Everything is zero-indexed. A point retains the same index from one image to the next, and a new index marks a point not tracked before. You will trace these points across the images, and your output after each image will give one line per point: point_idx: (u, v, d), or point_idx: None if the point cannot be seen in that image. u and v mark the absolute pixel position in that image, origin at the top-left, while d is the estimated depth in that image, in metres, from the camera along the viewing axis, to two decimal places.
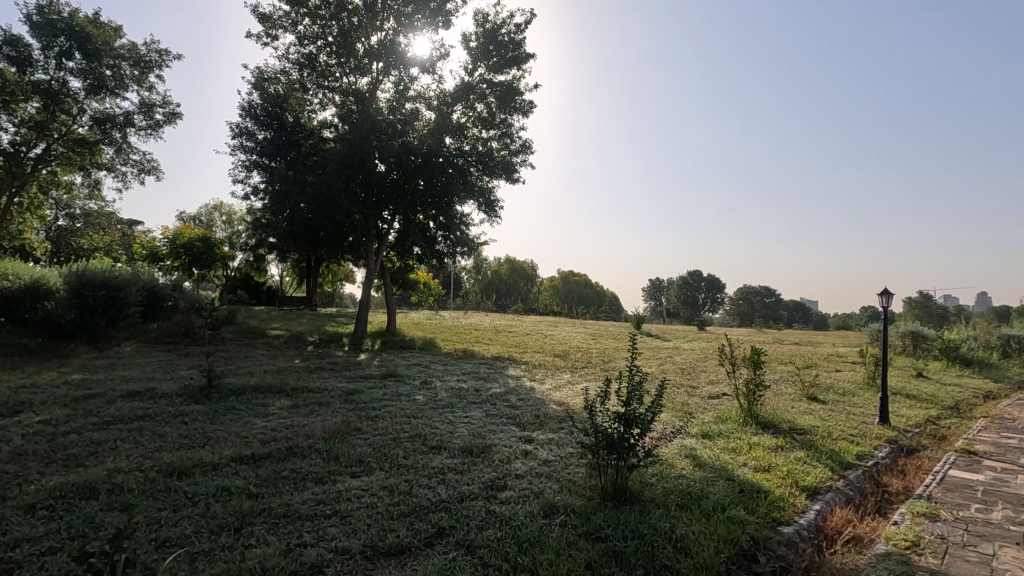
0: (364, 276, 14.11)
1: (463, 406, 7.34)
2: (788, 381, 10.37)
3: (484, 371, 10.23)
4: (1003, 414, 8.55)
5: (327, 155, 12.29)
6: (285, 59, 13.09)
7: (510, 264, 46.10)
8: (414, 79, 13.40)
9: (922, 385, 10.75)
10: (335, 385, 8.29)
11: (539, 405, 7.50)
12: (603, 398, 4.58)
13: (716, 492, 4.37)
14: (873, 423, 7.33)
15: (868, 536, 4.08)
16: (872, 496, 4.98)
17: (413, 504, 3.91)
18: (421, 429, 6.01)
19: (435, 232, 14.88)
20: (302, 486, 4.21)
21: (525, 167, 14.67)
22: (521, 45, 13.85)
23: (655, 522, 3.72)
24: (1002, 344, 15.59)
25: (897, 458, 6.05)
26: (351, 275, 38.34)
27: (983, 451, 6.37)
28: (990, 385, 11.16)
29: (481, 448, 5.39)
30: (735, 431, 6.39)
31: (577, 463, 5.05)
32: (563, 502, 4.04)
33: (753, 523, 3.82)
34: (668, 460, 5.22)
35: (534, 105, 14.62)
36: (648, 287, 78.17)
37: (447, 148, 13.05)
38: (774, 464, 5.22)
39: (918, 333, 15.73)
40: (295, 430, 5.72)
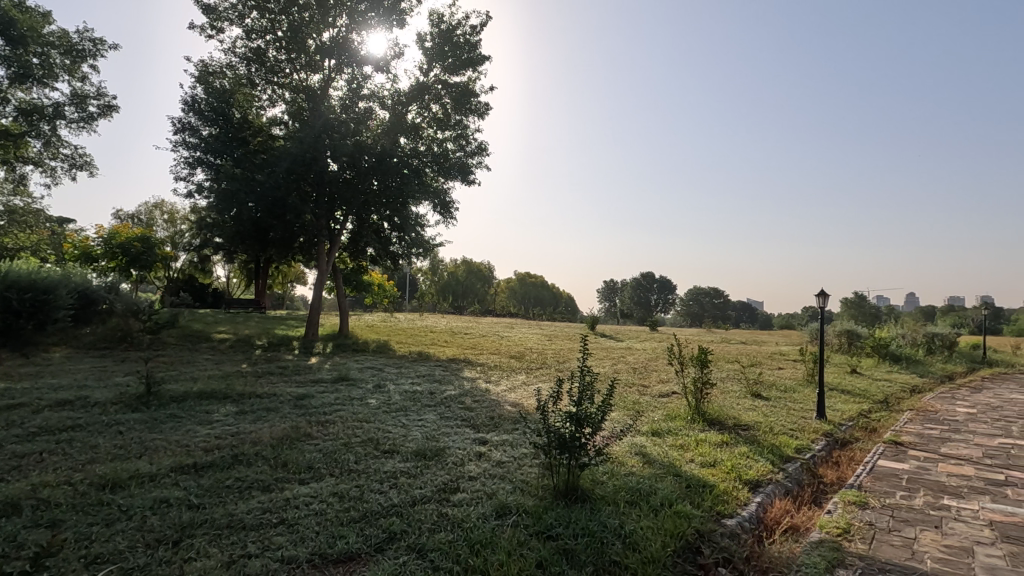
0: (315, 278, 13.76)
1: (417, 409, 7.28)
2: (732, 378, 10.79)
3: (438, 373, 10.16)
4: (927, 407, 9.18)
5: (276, 153, 11.93)
6: (231, 53, 12.63)
7: (466, 265, 45.85)
8: (368, 78, 13.19)
9: (856, 380, 11.39)
10: (284, 389, 8.04)
11: (493, 407, 7.51)
12: (555, 398, 4.63)
13: (664, 488, 4.50)
14: (812, 418, 7.71)
15: (803, 525, 4.30)
16: (808, 486, 5.25)
17: (364, 510, 3.86)
18: (373, 433, 5.92)
19: (390, 233, 14.66)
20: (248, 495, 4.08)
21: (481, 168, 14.66)
22: (476, 47, 13.85)
23: (605, 519, 3.81)
24: (927, 341, 16.70)
25: (832, 451, 6.39)
26: (302, 276, 37.34)
27: (908, 441, 6.81)
28: (916, 381, 11.91)
29: (434, 451, 5.37)
30: (683, 428, 6.59)
31: (530, 463, 5.10)
32: (515, 502, 4.08)
33: (698, 517, 3.96)
34: (618, 458, 5.34)
35: (490, 107, 14.64)
36: (603, 288, 79.87)
37: (401, 149, 12.95)
38: (719, 459, 5.41)
39: (853, 332, 16.66)
40: (241, 437, 5.53)
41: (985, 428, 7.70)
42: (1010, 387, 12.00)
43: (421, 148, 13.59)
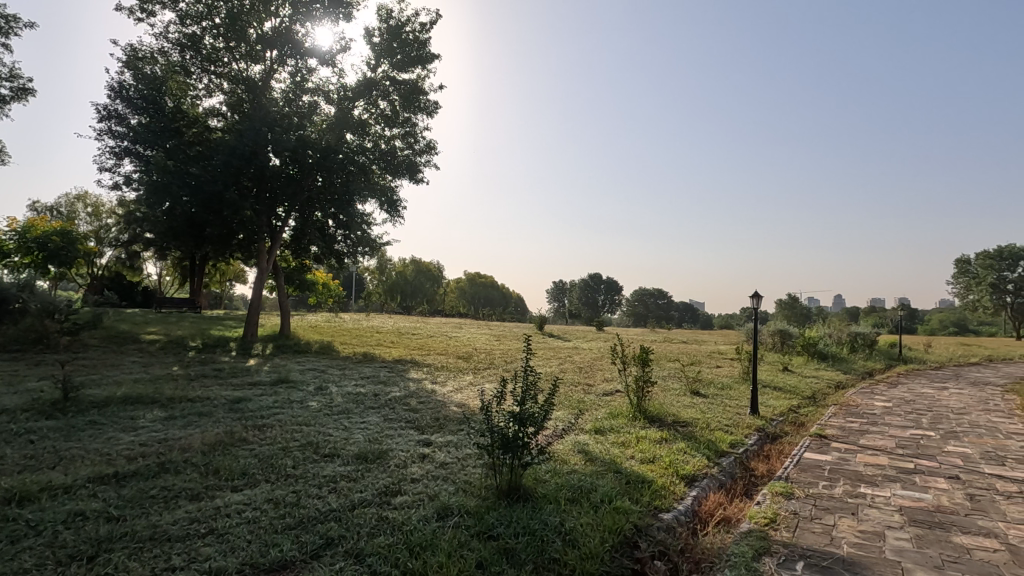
0: (255, 277, 13.25)
1: (360, 411, 7.12)
2: (673, 377, 11.17)
3: (383, 375, 9.97)
4: (849, 402, 9.81)
5: (213, 145, 11.39)
6: (163, 38, 11.95)
7: (415, 265, 45.07)
8: (313, 71, 12.82)
9: (787, 377, 12.03)
10: (219, 393, 7.68)
11: (439, 408, 7.44)
12: (499, 399, 4.63)
13: (604, 484, 4.60)
14: (745, 414, 8.08)
15: (735, 516, 4.50)
16: (740, 479, 5.51)
17: (300, 516, 3.74)
18: (313, 437, 5.75)
19: (335, 231, 14.28)
20: (174, 504, 3.87)
21: (430, 167, 14.53)
22: (426, 45, 13.70)
23: (546, 518, 3.85)
24: (851, 340, 17.84)
25: (763, 445, 6.72)
26: (242, 274, 35.80)
27: (832, 435, 7.24)
28: (840, 377, 12.69)
29: (376, 453, 5.27)
30: (625, 426, 6.76)
31: (474, 463, 5.10)
32: (457, 503, 4.06)
33: (636, 512, 4.07)
34: (561, 457, 5.41)
35: (439, 106, 14.51)
36: (551, 288, 80.69)
37: (347, 145, 12.59)
38: (658, 455, 5.59)
39: (786, 332, 17.57)
40: (168, 444, 5.24)
41: (898, 421, 8.30)
42: (921, 382, 13.01)
43: (368, 144, 13.29)
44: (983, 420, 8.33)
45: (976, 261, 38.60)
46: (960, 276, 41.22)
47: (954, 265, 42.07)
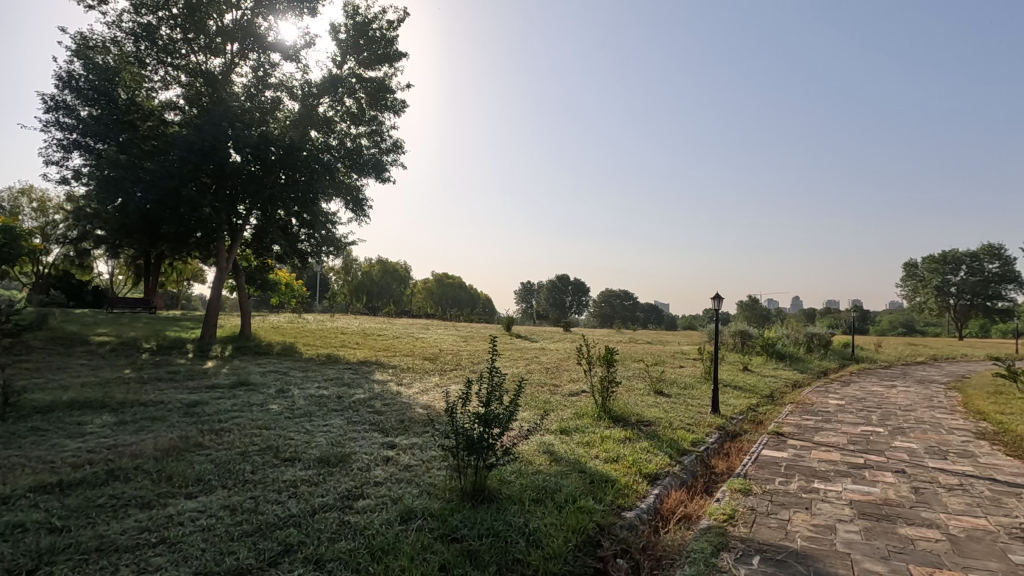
0: (213, 276, 12.84)
1: (323, 414, 6.98)
2: (638, 377, 11.36)
3: (347, 377, 9.80)
4: (805, 400, 10.15)
5: (169, 140, 10.99)
6: (116, 27, 11.47)
7: (382, 265, 44.85)
8: (276, 66, 12.53)
9: (747, 377, 12.36)
10: (173, 396, 7.41)
11: (404, 410, 7.37)
12: (463, 401, 4.60)
13: (569, 484, 4.64)
14: (707, 412, 8.27)
15: (695, 514, 4.59)
16: (701, 477, 5.63)
17: (258, 522, 3.64)
18: (273, 441, 5.61)
19: (298, 230, 13.97)
20: (123, 513, 3.71)
21: (396, 167, 14.36)
22: (393, 43, 13.55)
23: (511, 519, 3.85)
24: (807, 340, 18.47)
25: (723, 443, 6.89)
26: (200, 274, 34.65)
27: (788, 432, 7.49)
28: (796, 376, 13.14)
29: (339, 457, 5.17)
30: (590, 426, 6.82)
31: (438, 466, 5.06)
32: (421, 506, 4.02)
33: (600, 511, 4.12)
34: (526, 457, 5.43)
35: (406, 104, 14.36)
36: (519, 290, 81.13)
37: (311, 142, 12.33)
38: (621, 455, 5.67)
39: (745, 332, 18.08)
40: (118, 450, 5.03)
41: (850, 418, 8.64)
42: (871, 380, 13.59)
43: (333, 142, 13.05)
44: (928, 416, 8.75)
45: (923, 265, 40.56)
46: (908, 279, 43.23)
47: (902, 269, 44.15)
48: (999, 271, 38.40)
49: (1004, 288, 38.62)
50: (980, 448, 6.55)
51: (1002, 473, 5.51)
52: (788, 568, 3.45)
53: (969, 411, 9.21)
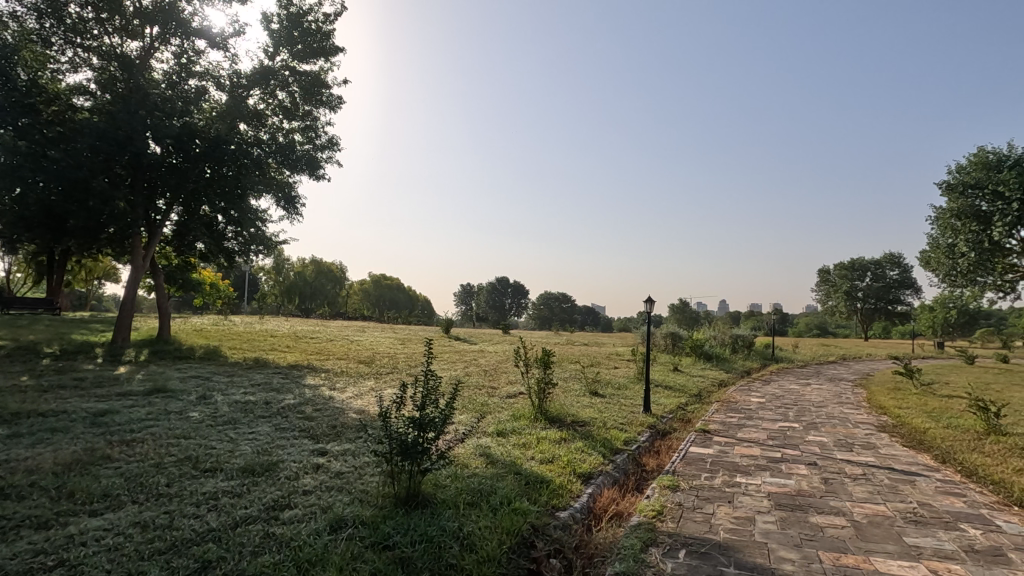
0: (129, 275, 11.96)
1: (249, 421, 6.63)
2: (574, 378, 11.56)
3: (277, 381, 9.37)
4: (729, 399, 10.70)
5: (78, 127, 10.11)
6: (16, 1, 10.43)
7: (316, 265, 43.18)
8: (202, 53, 11.84)
9: (677, 377, 12.86)
10: (79, 405, 6.81)
11: (337, 415, 7.13)
12: (397, 405, 4.49)
13: (504, 487, 4.63)
14: (639, 412, 8.54)
15: (626, 511, 4.72)
16: (632, 475, 5.82)
17: (172, 539, 3.40)
18: (193, 450, 5.28)
19: (225, 227, 13.25)
20: (14, 536, 3.36)
21: (331, 164, 13.92)
22: (329, 37, 13.14)
23: (445, 523, 3.80)
24: (732, 341, 19.49)
25: (654, 441, 7.14)
26: (113, 272, 32.10)
27: (714, 429, 7.85)
28: (722, 376, 13.85)
29: (265, 466, 4.94)
30: (526, 427, 6.87)
31: (371, 472, 4.93)
32: (353, 514, 3.90)
33: (534, 512, 4.14)
34: (462, 460, 5.40)
35: (343, 100, 13.95)
36: (459, 293, 80.57)
37: (241, 135, 11.73)
38: (556, 455, 5.74)
39: (676, 334, 18.84)
40: (10, 466, 4.57)
41: (769, 414, 9.18)
42: (788, 378, 14.54)
43: (264, 137, 12.52)
44: (838, 412, 9.45)
45: (834, 271, 43.73)
46: (821, 284, 46.53)
47: (816, 274, 47.48)
48: (899, 277, 42.08)
49: (903, 293, 42.39)
50: (881, 440, 7.13)
51: (900, 463, 6.03)
52: (711, 560, 3.61)
53: (872, 406, 10.02)
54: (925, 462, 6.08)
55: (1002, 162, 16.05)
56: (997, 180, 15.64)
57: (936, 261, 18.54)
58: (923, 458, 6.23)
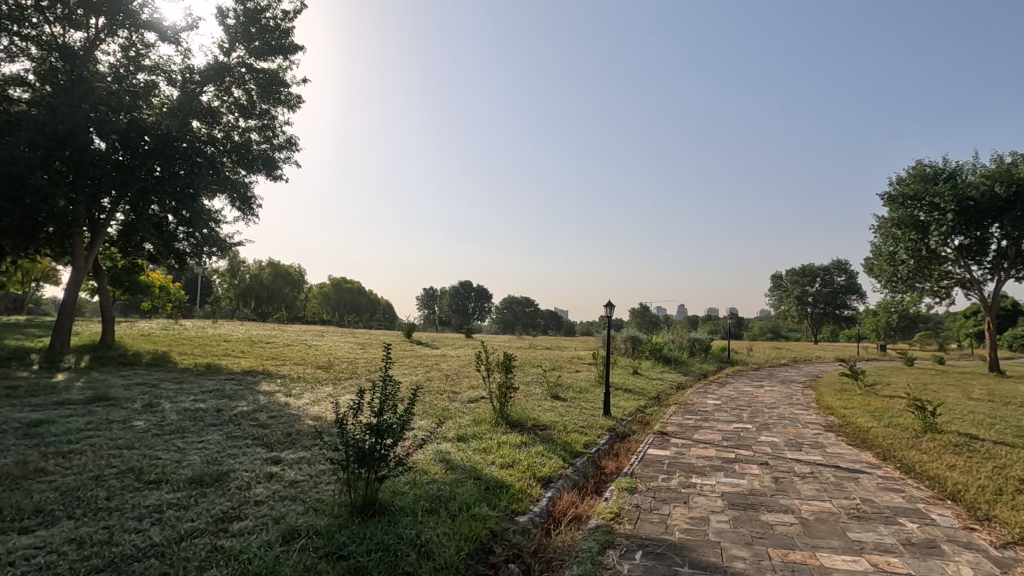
0: (70, 277, 11.35)
1: (198, 429, 6.37)
2: (536, 382, 11.60)
3: (229, 388, 9.04)
4: (687, 401, 10.96)
5: (14, 120, 9.51)
6: None
7: (273, 268, 41.92)
8: (152, 47, 11.37)
9: (637, 380, 13.08)
10: (10, 415, 6.39)
11: (293, 422, 6.94)
12: (354, 411, 4.38)
13: (463, 492, 4.60)
14: (599, 415, 8.64)
15: (584, 513, 4.76)
16: (591, 477, 5.88)
17: (110, 555, 3.23)
18: (136, 461, 5.03)
19: (175, 228, 12.73)
20: None
21: (289, 164, 13.60)
22: (288, 34, 12.82)
23: (402, 531, 3.74)
24: (690, 345, 19.98)
25: (613, 444, 7.24)
26: (52, 274, 30.31)
27: (672, 431, 8.01)
28: (680, 379, 14.16)
29: (214, 476, 4.75)
30: (487, 432, 6.85)
31: (327, 480, 4.81)
32: (306, 524, 3.79)
33: (493, 518, 4.13)
34: (421, 466, 5.33)
35: (302, 100, 13.64)
36: (422, 296, 79.78)
37: (193, 133, 11.33)
38: (517, 459, 5.74)
39: (636, 338, 19.16)
40: None
41: (724, 416, 9.43)
42: (743, 381, 14.99)
43: (218, 135, 12.15)
44: (788, 412, 9.80)
45: (787, 276, 45.36)
46: (773, 290, 48.24)
47: (769, 280, 49.18)
48: (846, 283, 44.05)
49: (850, 298, 44.40)
50: (828, 439, 7.43)
51: (844, 460, 6.30)
52: (666, 560, 3.67)
53: (820, 406, 10.43)
54: (868, 459, 6.37)
55: (938, 175, 16.92)
56: (933, 192, 16.53)
57: (878, 268, 19.46)
58: (866, 456, 6.51)
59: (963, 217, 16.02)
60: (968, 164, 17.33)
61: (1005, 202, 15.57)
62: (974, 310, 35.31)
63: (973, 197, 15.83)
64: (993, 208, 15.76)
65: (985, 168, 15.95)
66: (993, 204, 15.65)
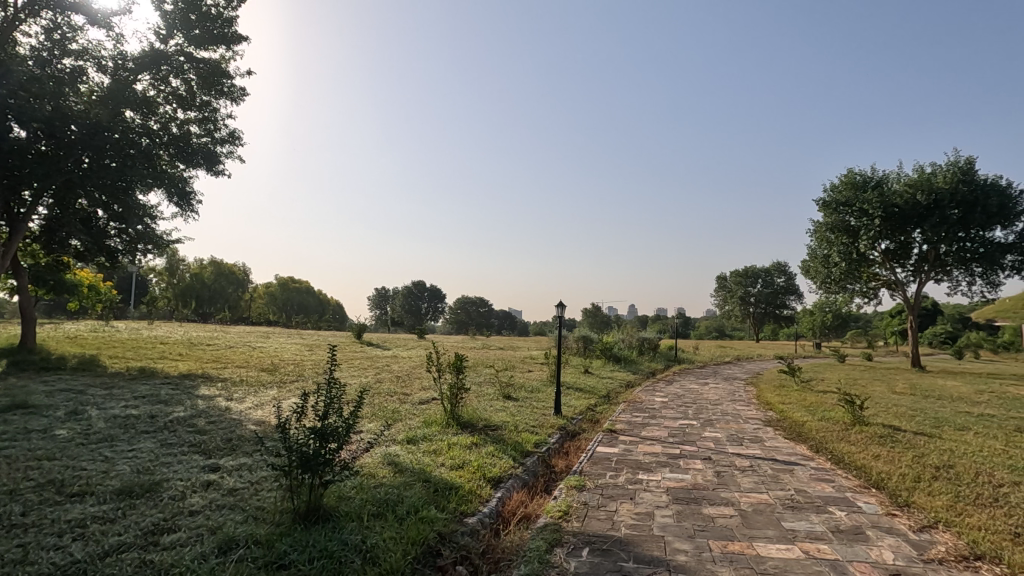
0: None
1: (129, 437, 6.02)
2: (488, 382, 11.60)
3: (164, 393, 8.57)
4: (636, 399, 11.21)
5: None
6: None
7: (215, 266, 40.07)
8: (79, 30, 10.65)
9: (587, 379, 13.28)
10: None
11: (233, 427, 6.65)
12: (298, 415, 4.21)
13: (411, 495, 4.53)
14: (550, 414, 8.70)
15: (533, 513, 4.78)
16: (541, 476, 5.91)
17: None
18: (58, 473, 4.69)
19: (106, 224, 11.96)
20: None
21: (232, 159, 13.06)
22: (231, 23, 12.31)
23: (347, 537, 3.64)
24: (639, 344, 20.46)
25: (563, 443, 7.32)
26: None
27: (620, 428, 8.18)
28: (630, 377, 14.46)
29: (146, 486, 4.50)
30: (438, 433, 6.77)
31: (269, 488, 4.63)
32: (245, 533, 3.64)
33: (441, 520, 4.09)
34: (369, 470, 5.22)
35: (246, 92, 13.11)
36: (374, 297, 78.24)
37: (127, 123, 10.67)
38: (467, 460, 5.71)
39: (587, 338, 19.47)
40: None
41: (671, 413, 9.69)
42: (689, 378, 15.49)
43: (155, 126, 11.48)
44: (731, 408, 10.20)
45: (730, 277, 47.22)
46: (718, 290, 50.04)
47: (714, 281, 50.99)
48: (785, 284, 46.24)
49: (788, 298, 46.64)
50: (766, 433, 7.78)
51: (781, 454, 6.61)
52: (612, 556, 3.73)
53: (759, 402, 10.90)
54: (802, 452, 6.70)
55: (867, 183, 17.98)
56: (862, 199, 17.57)
57: (814, 270, 20.52)
58: (801, 449, 6.84)
59: (889, 222, 17.13)
60: (893, 173, 18.50)
61: (926, 209, 16.71)
62: (898, 310, 37.86)
63: (898, 204, 16.95)
64: (915, 215, 16.90)
65: (908, 178, 17.08)
66: (915, 211, 16.79)
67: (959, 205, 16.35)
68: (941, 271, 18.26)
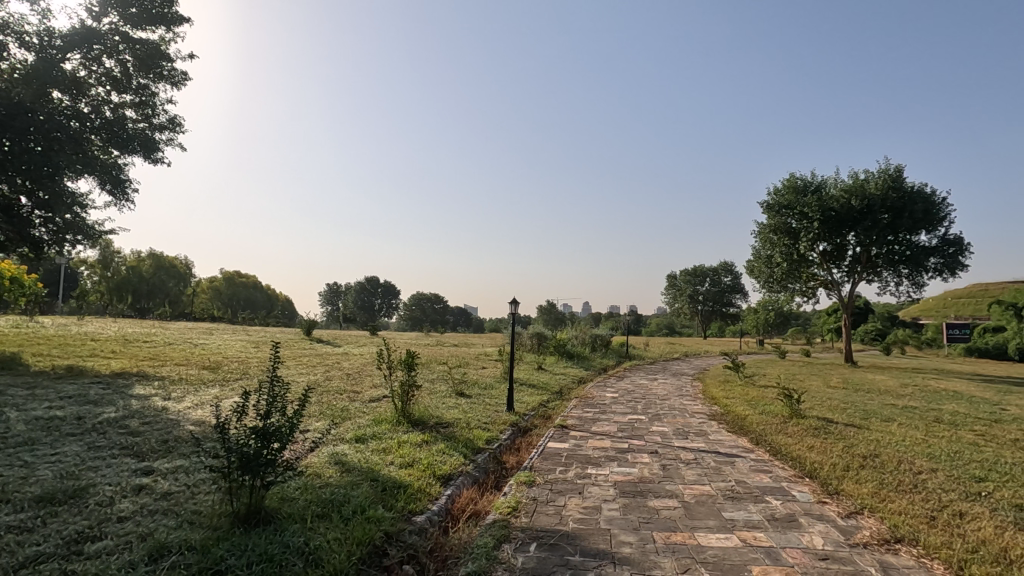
0: None
1: (52, 441, 5.62)
2: (441, 379, 11.51)
3: (94, 393, 8.05)
4: (587, 394, 11.38)
5: None
6: None
7: (155, 260, 37.95)
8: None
9: (540, 375, 13.38)
10: None
11: (170, 429, 6.32)
12: (238, 414, 4.03)
13: (358, 495, 4.43)
14: (503, 410, 8.71)
15: (481, 510, 4.76)
16: (491, 473, 5.90)
17: None
18: None
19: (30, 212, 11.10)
20: None
21: (172, 146, 12.41)
22: (171, 3, 11.71)
23: (288, 539, 3.53)
24: (592, 340, 20.78)
25: (515, 439, 7.34)
26: None
27: (571, 424, 8.27)
28: (582, 374, 14.65)
29: (70, 492, 4.22)
30: (388, 432, 6.65)
31: (206, 491, 4.43)
32: (178, 539, 3.46)
33: (389, 519, 4.02)
34: (315, 470, 5.09)
35: (187, 76, 12.49)
36: (325, 292, 76.23)
37: (53, 105, 9.94)
38: (417, 458, 5.64)
39: (541, 334, 19.61)
40: None
41: (620, 408, 9.88)
42: (639, 374, 15.87)
43: (85, 109, 10.71)
44: (678, 403, 10.52)
45: (680, 277, 48.60)
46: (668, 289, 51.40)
47: (665, 279, 52.33)
48: (731, 283, 48.03)
49: (734, 297, 48.49)
50: (711, 427, 8.06)
51: (724, 446, 6.86)
52: (559, 550, 3.77)
53: (705, 397, 11.25)
54: (743, 444, 6.97)
55: (807, 187, 18.86)
56: (803, 203, 18.41)
57: (758, 269, 21.39)
58: (742, 442, 7.12)
59: (827, 225, 18.00)
60: (830, 179, 19.48)
61: (859, 213, 17.66)
62: (833, 309, 39.94)
63: (835, 208, 17.86)
64: (850, 218, 17.83)
65: (844, 184, 18.04)
66: (850, 214, 17.72)
67: (889, 210, 17.36)
68: (872, 273, 19.34)
